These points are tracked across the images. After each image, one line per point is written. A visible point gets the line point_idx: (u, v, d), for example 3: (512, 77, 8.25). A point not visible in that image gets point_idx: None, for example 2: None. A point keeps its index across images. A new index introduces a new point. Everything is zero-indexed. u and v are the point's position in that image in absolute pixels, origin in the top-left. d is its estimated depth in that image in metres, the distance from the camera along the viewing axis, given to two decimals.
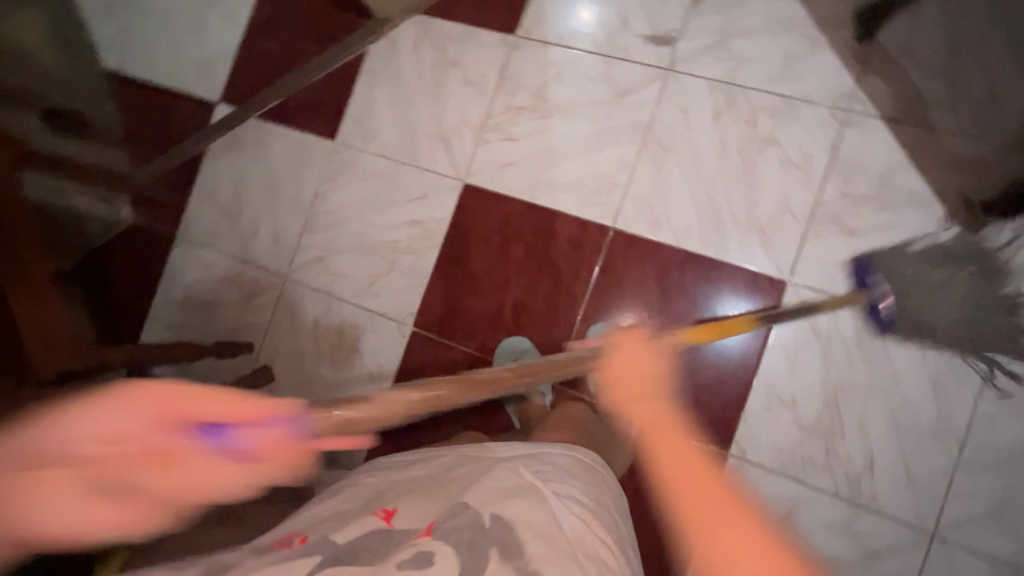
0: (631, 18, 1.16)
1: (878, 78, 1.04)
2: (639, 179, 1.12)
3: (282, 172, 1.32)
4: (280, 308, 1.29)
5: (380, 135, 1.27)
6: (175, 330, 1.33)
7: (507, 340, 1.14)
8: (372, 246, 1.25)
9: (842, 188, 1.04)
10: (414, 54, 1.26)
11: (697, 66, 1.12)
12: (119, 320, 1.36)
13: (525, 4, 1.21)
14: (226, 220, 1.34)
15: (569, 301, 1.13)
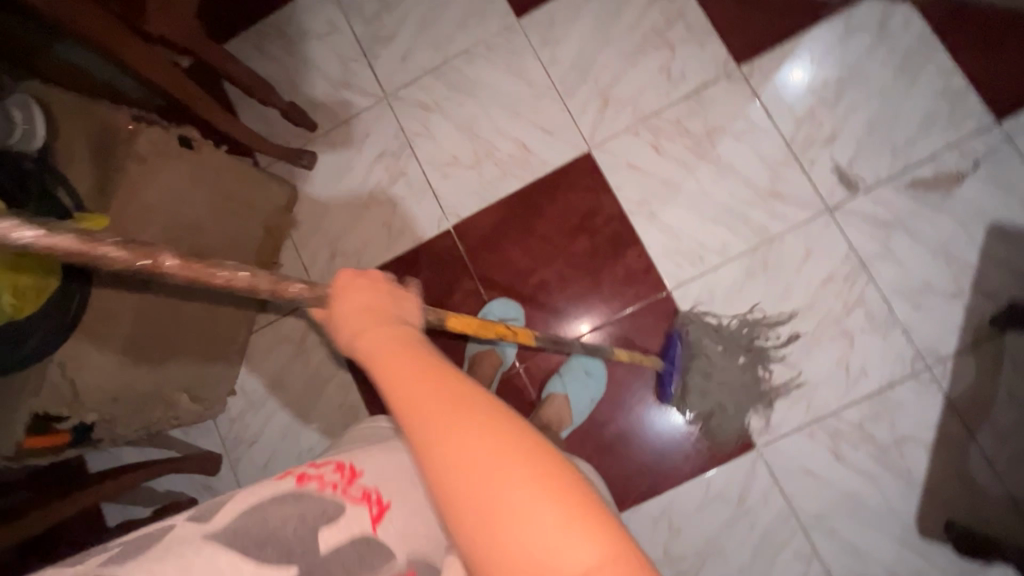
0: (839, 141, 1.09)
1: (974, 364, 1.01)
2: (722, 274, 1.10)
3: (453, 6, 1.25)
4: (361, 118, 1.26)
5: (557, 48, 1.20)
6: (265, 60, 1.30)
7: (506, 300, 1.13)
8: (473, 135, 1.21)
9: (864, 420, 1.04)
10: (644, 6, 1.17)
11: (852, 227, 1.07)
12: (226, 12, 1.32)
13: (769, 50, 1.13)
14: (376, 6, 1.28)
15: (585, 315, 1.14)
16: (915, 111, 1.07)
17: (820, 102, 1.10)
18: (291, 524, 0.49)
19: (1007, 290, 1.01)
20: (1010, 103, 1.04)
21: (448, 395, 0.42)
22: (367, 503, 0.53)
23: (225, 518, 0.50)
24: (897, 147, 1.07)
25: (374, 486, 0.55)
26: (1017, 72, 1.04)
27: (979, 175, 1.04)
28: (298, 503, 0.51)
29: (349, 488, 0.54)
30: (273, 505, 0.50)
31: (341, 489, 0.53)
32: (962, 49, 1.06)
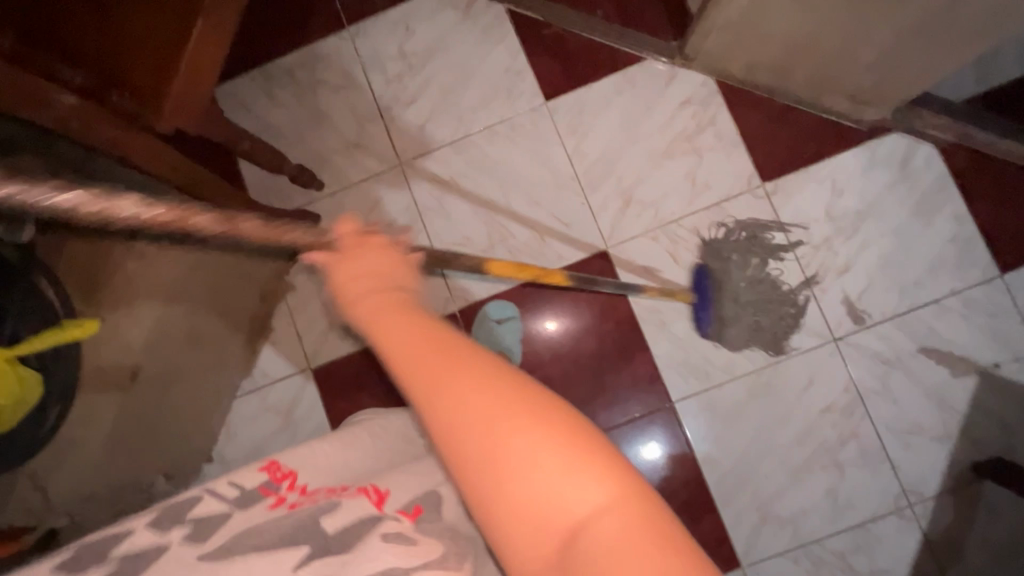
0: (852, 273, 1.10)
1: (952, 506, 1.05)
2: (725, 391, 1.11)
3: (480, 78, 1.20)
4: (373, 183, 1.20)
5: (583, 136, 1.17)
6: (273, 108, 1.22)
7: (495, 301, 1.15)
8: (489, 217, 1.18)
9: (845, 550, 1.07)
10: (676, 107, 1.16)
11: (854, 361, 1.09)
12: (238, 50, 1.24)
13: (794, 171, 1.13)
14: (399, 65, 1.22)
15: (559, 324, 1.15)
16: (927, 252, 1.09)
17: (837, 231, 1.11)
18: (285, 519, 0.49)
19: (991, 439, 1.04)
20: (1014, 257, 1.07)
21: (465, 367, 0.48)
22: (367, 495, 0.55)
23: (218, 539, 0.47)
24: (904, 286, 1.09)
25: (374, 488, 0.57)
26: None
27: (977, 323, 1.07)
28: (292, 507, 0.51)
29: (346, 492, 0.55)
30: (259, 519, 0.50)
31: (336, 492, 0.55)
32: (976, 197, 1.08)
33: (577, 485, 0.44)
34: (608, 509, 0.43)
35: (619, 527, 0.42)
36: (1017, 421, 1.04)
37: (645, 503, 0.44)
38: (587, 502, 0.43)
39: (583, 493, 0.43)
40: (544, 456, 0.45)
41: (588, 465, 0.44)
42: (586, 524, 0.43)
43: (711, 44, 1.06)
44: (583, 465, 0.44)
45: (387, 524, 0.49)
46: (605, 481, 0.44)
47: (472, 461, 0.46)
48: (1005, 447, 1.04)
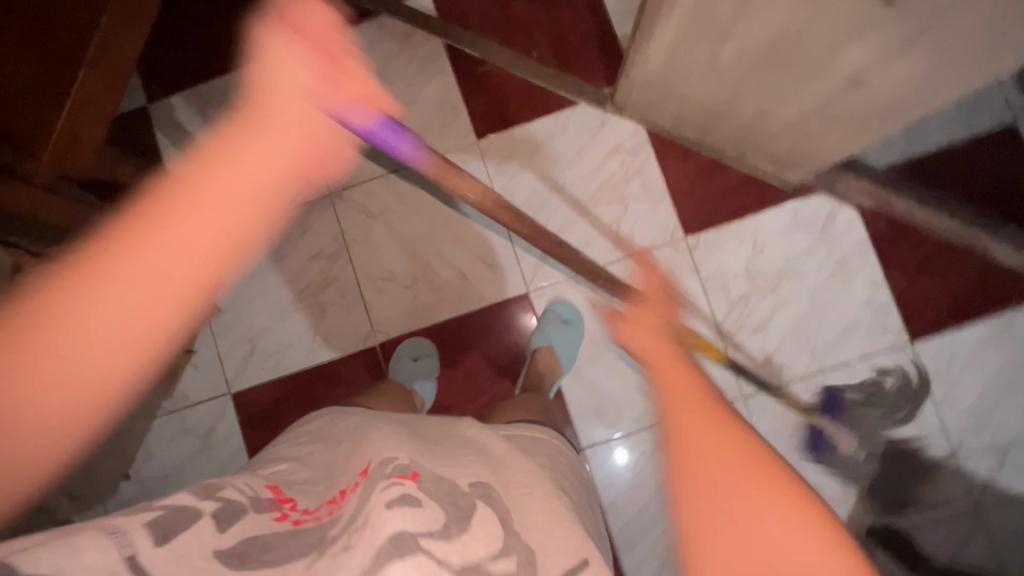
0: (765, 332, 1.11)
1: None
2: (634, 440, 1.12)
3: (414, 112, 1.20)
4: (301, 211, 1.20)
5: (512, 177, 1.17)
6: (205, 129, 1.22)
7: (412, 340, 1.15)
8: (414, 254, 1.18)
9: None
10: (605, 153, 1.15)
11: (761, 418, 1.10)
12: (173, 67, 1.23)
13: (717, 226, 1.13)
14: None
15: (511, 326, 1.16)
16: (840, 316, 1.10)
17: (755, 289, 1.11)
18: (290, 543, 0.49)
19: (889, 507, 1.06)
20: (925, 326, 1.08)
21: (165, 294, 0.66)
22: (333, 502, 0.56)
23: (233, 536, 0.48)
24: (817, 348, 1.10)
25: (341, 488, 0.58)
26: (937, 299, 1.08)
27: (884, 390, 1.08)
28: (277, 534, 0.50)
29: (322, 509, 0.56)
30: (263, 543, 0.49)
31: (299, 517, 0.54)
32: (892, 263, 1.09)
33: (768, 503, 0.49)
34: (789, 524, 0.48)
35: (770, 501, 0.49)
36: (914, 489, 1.06)
37: (782, 471, 0.51)
38: (766, 514, 0.48)
39: (739, 479, 0.50)
40: (734, 465, 0.51)
41: (762, 467, 0.51)
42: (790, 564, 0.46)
43: (636, 97, 1.05)
44: (770, 477, 0.50)
45: (385, 488, 0.51)
46: (760, 462, 0.51)
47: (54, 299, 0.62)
48: (901, 516, 1.05)
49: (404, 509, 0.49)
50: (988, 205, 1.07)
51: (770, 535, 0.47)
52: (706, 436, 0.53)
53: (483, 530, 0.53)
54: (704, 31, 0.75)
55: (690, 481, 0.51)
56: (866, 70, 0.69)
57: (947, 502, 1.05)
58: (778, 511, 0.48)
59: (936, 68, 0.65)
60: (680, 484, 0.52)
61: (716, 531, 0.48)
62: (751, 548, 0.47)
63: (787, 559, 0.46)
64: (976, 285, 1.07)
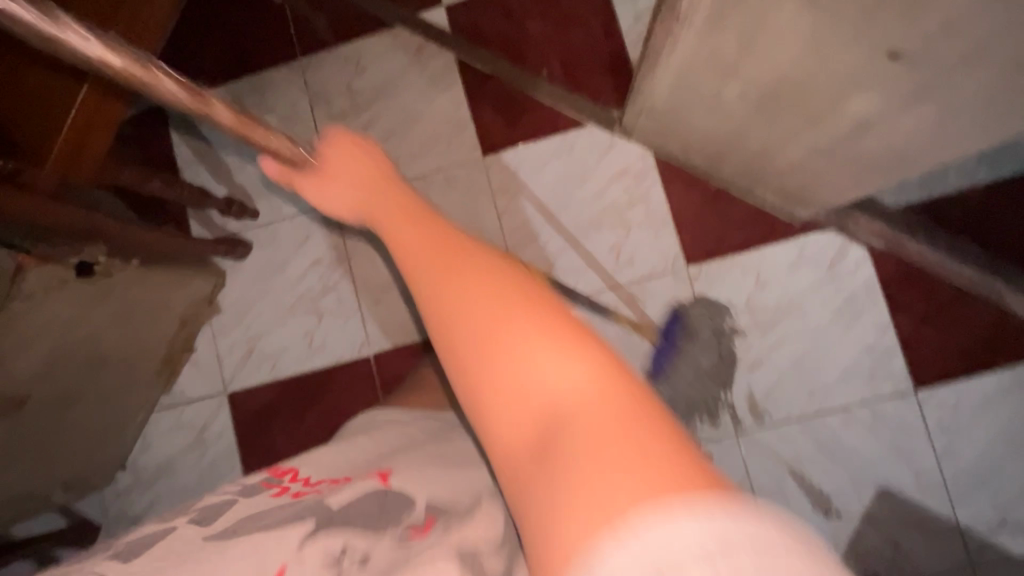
0: (762, 370, 1.08)
1: None
2: None
3: (422, 125, 1.20)
4: (305, 218, 1.21)
5: (515, 196, 1.16)
6: (217, 130, 1.24)
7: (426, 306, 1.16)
8: None
9: None
10: (611, 177, 1.14)
11: (752, 457, 1.07)
12: (191, 68, 1.25)
13: (720, 257, 1.11)
14: (345, 102, 1.22)
15: None
16: (842, 358, 1.06)
17: (754, 324, 1.09)
18: (284, 513, 0.56)
19: (879, 559, 1.02)
20: (931, 375, 1.04)
21: None
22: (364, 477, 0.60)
23: (219, 525, 0.55)
24: (815, 390, 1.07)
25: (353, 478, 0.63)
26: (946, 348, 1.04)
27: (883, 438, 1.05)
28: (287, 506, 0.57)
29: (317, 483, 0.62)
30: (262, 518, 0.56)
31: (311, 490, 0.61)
32: (900, 308, 1.05)
33: (569, 377, 0.43)
34: (586, 393, 0.42)
35: (582, 383, 0.42)
36: (907, 543, 1.02)
37: (618, 380, 0.43)
38: (563, 383, 0.43)
39: (566, 376, 0.43)
40: (574, 382, 0.42)
41: (579, 357, 0.44)
42: (567, 404, 0.42)
43: (643, 123, 1.04)
44: (559, 345, 0.45)
45: (394, 545, 0.53)
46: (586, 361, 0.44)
47: None
48: (891, 570, 1.02)
49: (406, 559, 0.50)
50: (1008, 254, 1.02)
51: (607, 460, 0.37)
52: (481, 304, 0.49)
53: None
54: (710, 67, 0.73)
55: (478, 352, 0.47)
56: (874, 118, 0.67)
57: (940, 560, 1.01)
58: (588, 412, 0.40)
59: (947, 121, 0.63)
60: (448, 353, 0.49)
61: (510, 418, 0.44)
62: (533, 386, 0.43)
63: (557, 395, 0.42)
64: (988, 337, 1.03)
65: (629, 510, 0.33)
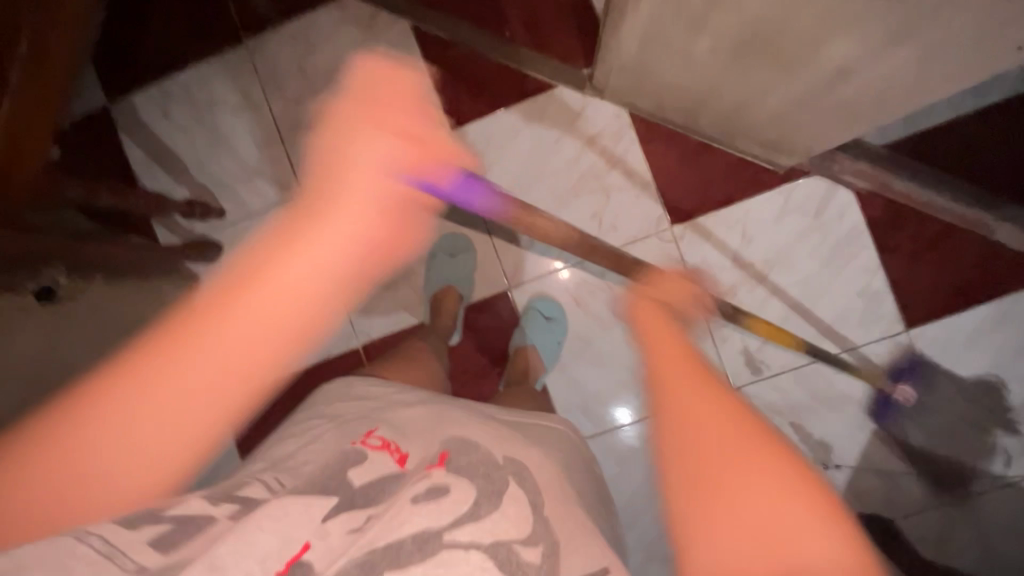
0: None
1: None
2: (619, 437, 1.11)
3: None
4: (275, 212, 1.16)
5: (490, 169, 1.11)
6: (168, 130, 1.17)
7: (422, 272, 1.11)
8: (392, 254, 1.15)
9: None
10: (587, 141, 1.09)
11: None
12: (131, 62, 1.17)
13: (705, 214, 1.08)
14: (300, 85, 1.15)
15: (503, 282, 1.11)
16: (834, 305, 1.06)
17: (744, 279, 1.07)
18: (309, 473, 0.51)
19: (877, 496, 1.05)
20: (922, 314, 1.04)
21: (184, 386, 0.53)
22: (387, 450, 0.55)
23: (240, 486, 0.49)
24: (808, 338, 1.06)
25: (388, 440, 0.57)
26: (936, 285, 1.03)
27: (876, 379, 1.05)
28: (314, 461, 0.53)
29: (369, 439, 0.56)
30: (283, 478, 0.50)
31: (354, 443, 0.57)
32: (889, 249, 1.04)
33: (775, 502, 0.46)
34: (797, 514, 0.45)
35: (722, 446, 0.50)
36: (904, 477, 1.05)
37: (822, 500, 0.46)
38: (782, 510, 0.45)
39: (737, 454, 0.49)
40: (705, 430, 0.52)
41: (780, 480, 0.47)
42: (788, 538, 0.44)
43: (615, 81, 0.98)
44: (762, 467, 0.48)
45: (412, 485, 0.49)
46: (732, 421, 0.53)
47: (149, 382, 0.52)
48: (889, 505, 1.05)
49: (426, 512, 0.45)
50: (997, 185, 1.00)
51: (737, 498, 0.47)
52: (672, 370, 0.60)
53: (515, 512, 0.49)
54: (677, 21, 0.68)
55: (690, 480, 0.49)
56: (853, 64, 0.63)
57: (937, 491, 1.04)
58: (790, 512, 0.45)
59: (929, 62, 0.59)
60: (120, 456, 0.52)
61: (697, 468, 0.49)
62: (746, 511, 0.45)
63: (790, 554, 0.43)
64: (978, 272, 1.02)
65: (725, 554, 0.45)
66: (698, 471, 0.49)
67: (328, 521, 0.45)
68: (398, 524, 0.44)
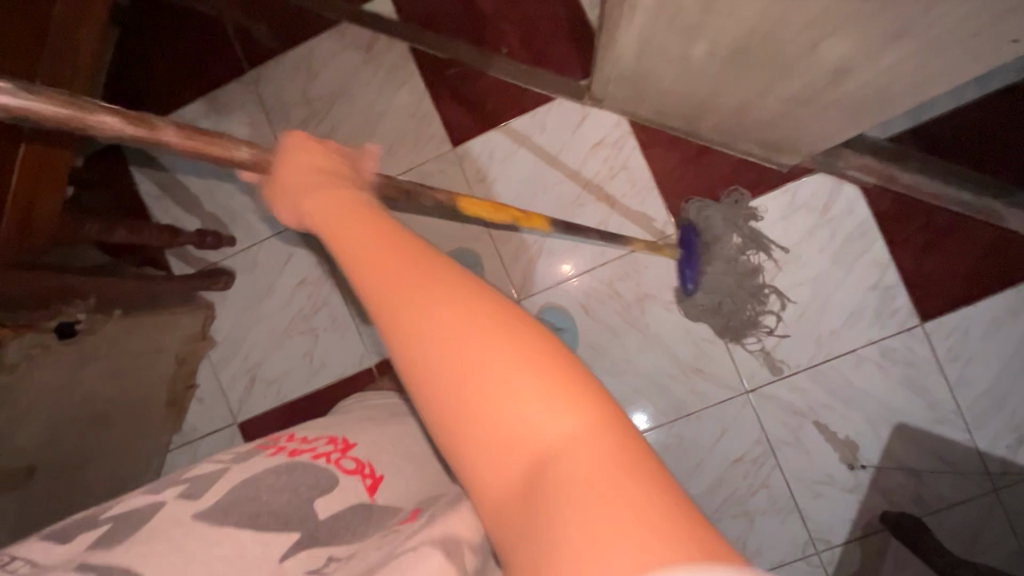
0: (767, 324, 1.07)
1: (858, 554, 1.04)
2: None
3: (386, 125, 1.15)
4: (284, 237, 1.18)
5: (493, 184, 1.12)
6: (177, 161, 1.19)
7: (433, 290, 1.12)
8: None
9: None
10: (588, 150, 1.10)
11: (767, 412, 1.07)
12: (139, 97, 1.20)
13: (709, 217, 1.08)
14: (303, 111, 1.17)
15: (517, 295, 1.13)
16: (846, 301, 1.05)
17: (753, 280, 1.07)
18: (284, 493, 0.50)
19: (904, 493, 1.03)
20: (937, 306, 1.02)
21: (446, 275, 0.39)
22: (360, 474, 0.56)
23: (215, 495, 0.48)
24: (822, 336, 1.06)
25: (365, 460, 0.58)
26: (949, 277, 1.02)
27: (894, 374, 1.04)
28: (288, 475, 0.52)
29: (343, 458, 0.57)
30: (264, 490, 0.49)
31: (335, 458, 0.56)
32: (898, 243, 1.03)
33: (515, 375, 0.35)
34: (574, 439, 0.33)
35: (491, 363, 0.35)
36: (928, 472, 1.03)
37: (600, 405, 0.35)
38: (548, 428, 0.34)
39: (487, 360, 0.35)
40: (434, 317, 0.37)
41: (515, 345, 0.36)
42: (552, 449, 0.33)
43: (613, 90, 0.99)
44: (507, 333, 0.36)
45: (382, 538, 0.48)
46: (454, 301, 0.38)
47: (394, 315, 0.38)
48: (917, 502, 1.03)
49: (396, 545, 0.44)
50: (1005, 173, 0.99)
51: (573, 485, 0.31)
52: (413, 270, 0.39)
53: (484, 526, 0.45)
54: (673, 28, 0.69)
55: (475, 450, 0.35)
56: (852, 60, 0.63)
57: (964, 485, 1.02)
58: (622, 496, 0.30)
59: (929, 55, 0.59)
60: (394, 339, 0.38)
61: (442, 399, 0.36)
62: (512, 427, 0.34)
63: (546, 441, 0.33)
64: (991, 262, 1.01)
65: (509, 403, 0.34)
66: (463, 455, 0.36)
67: (287, 558, 0.45)
68: (365, 562, 0.43)
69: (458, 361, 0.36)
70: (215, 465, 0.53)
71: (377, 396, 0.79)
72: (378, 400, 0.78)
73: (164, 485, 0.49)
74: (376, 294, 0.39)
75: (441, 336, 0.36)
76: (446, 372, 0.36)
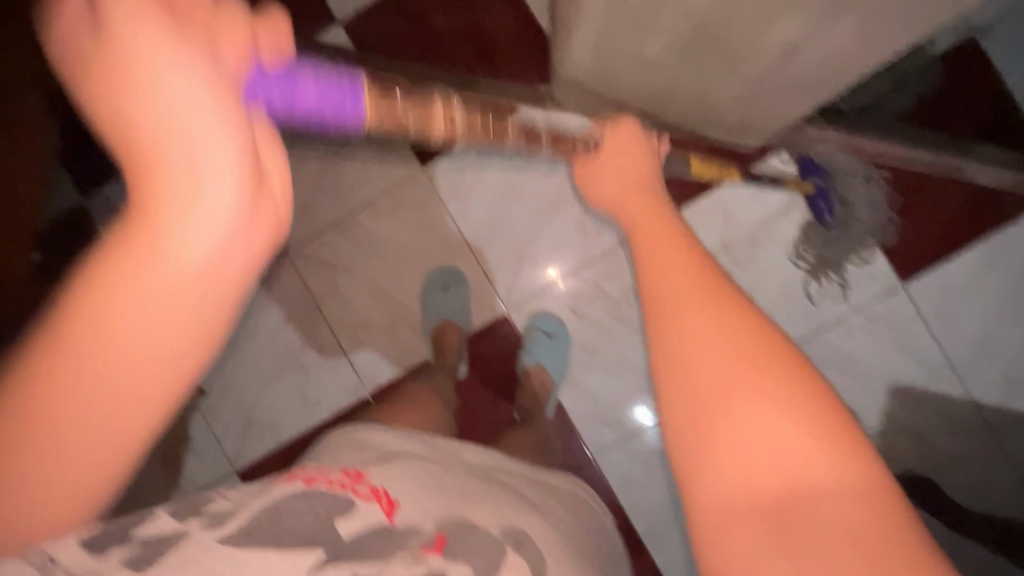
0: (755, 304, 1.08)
1: None
2: (644, 439, 1.11)
3: (354, 152, 1.15)
4: (263, 276, 1.17)
5: (469, 200, 1.13)
6: None
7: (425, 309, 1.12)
8: (386, 297, 1.15)
9: None
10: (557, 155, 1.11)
11: None
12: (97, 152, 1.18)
13: (684, 208, 1.09)
14: None
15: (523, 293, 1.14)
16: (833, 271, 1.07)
17: (735, 262, 1.08)
18: (306, 517, 0.44)
19: (910, 453, 1.04)
20: (913, 266, 1.05)
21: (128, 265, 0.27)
22: (377, 500, 0.50)
23: (242, 520, 0.41)
24: (809, 310, 1.07)
25: (380, 490, 0.52)
26: (921, 237, 1.05)
27: (884, 339, 1.06)
28: (305, 501, 0.46)
29: (358, 486, 0.51)
30: (286, 514, 0.43)
31: (350, 485, 0.51)
32: None
33: (799, 452, 0.34)
34: (841, 493, 0.33)
35: (728, 379, 0.37)
36: (931, 429, 1.04)
37: (872, 484, 0.34)
38: (819, 475, 0.34)
39: (711, 344, 0.39)
40: (719, 340, 0.39)
41: (812, 435, 0.35)
42: (820, 494, 0.33)
43: (575, 93, 1.00)
44: (800, 419, 0.35)
45: (411, 566, 0.44)
46: (733, 347, 0.38)
47: (704, 401, 0.37)
48: (923, 460, 1.03)
49: None
50: (959, 130, 1.02)
51: (830, 513, 0.32)
52: (748, 382, 0.37)
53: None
54: (624, 26, 0.70)
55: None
56: (801, 38, 0.64)
57: (966, 437, 1.03)
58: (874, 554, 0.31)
59: (876, 27, 0.60)
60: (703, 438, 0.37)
61: (701, 400, 0.37)
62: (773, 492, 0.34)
63: (799, 478, 0.34)
64: (960, 219, 1.04)
65: (812, 498, 0.33)
66: (729, 515, 0.35)
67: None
68: None
69: (762, 448, 0.35)
70: (231, 496, 0.45)
71: (372, 422, 0.76)
72: (369, 425, 0.76)
73: (185, 509, 0.41)
74: (723, 466, 0.35)
75: (738, 475, 0.35)
76: (734, 456, 0.35)
